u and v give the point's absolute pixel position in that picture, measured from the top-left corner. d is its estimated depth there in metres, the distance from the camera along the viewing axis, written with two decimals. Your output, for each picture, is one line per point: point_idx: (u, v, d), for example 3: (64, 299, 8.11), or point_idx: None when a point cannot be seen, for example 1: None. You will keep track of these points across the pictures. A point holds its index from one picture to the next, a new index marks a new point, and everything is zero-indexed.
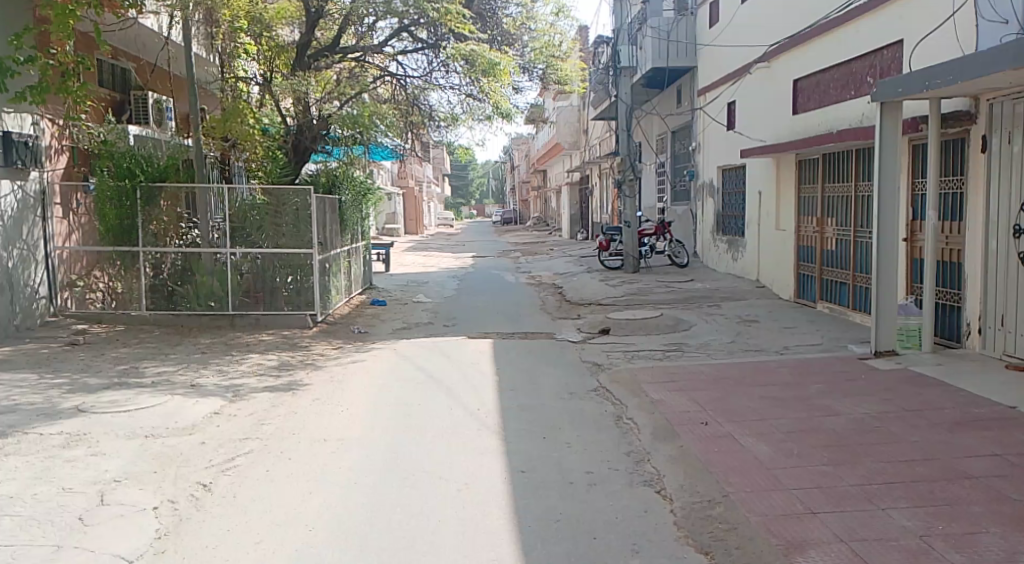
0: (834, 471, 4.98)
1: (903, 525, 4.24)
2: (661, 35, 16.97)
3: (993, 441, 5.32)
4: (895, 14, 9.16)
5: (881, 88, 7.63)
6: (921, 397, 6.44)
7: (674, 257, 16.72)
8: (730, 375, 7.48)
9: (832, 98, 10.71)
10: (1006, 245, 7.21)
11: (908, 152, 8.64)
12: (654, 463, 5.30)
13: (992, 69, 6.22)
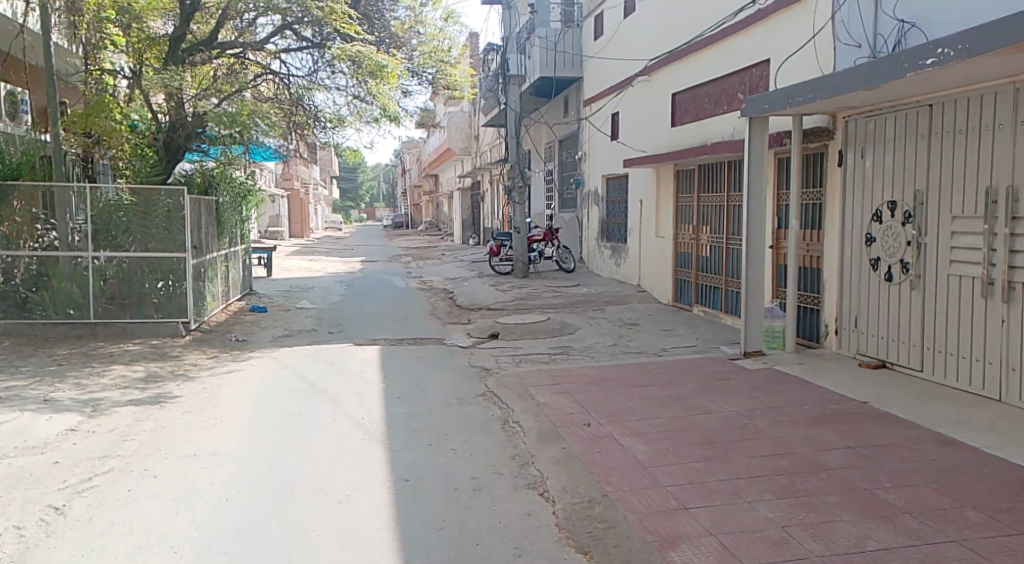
0: (707, 468, 5.20)
1: (768, 517, 4.47)
2: (549, 45, 17.26)
3: (848, 435, 5.69)
4: (763, 34, 9.65)
5: (750, 104, 8.03)
6: (786, 395, 6.81)
7: (562, 262, 16.98)
8: (612, 377, 7.68)
9: (706, 112, 11.17)
10: (860, 252, 7.71)
11: (775, 165, 9.14)
12: (539, 465, 5.39)
13: (847, 88, 6.65)
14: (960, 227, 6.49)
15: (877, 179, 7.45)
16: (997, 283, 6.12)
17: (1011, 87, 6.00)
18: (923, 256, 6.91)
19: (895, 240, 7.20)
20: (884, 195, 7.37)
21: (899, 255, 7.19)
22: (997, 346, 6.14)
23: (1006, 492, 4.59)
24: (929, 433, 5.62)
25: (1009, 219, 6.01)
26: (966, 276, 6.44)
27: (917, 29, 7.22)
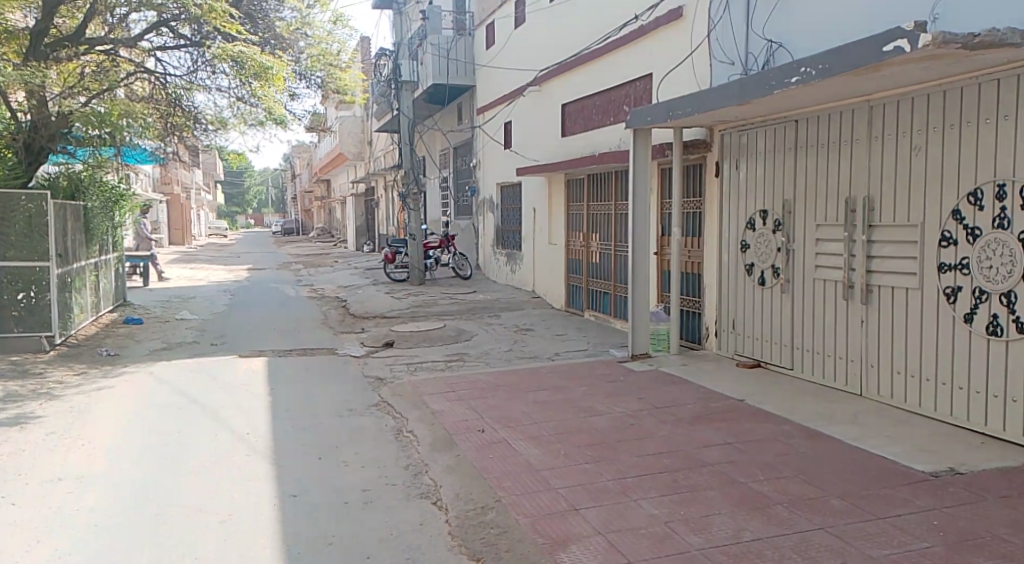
0: (596, 468, 5.37)
1: (652, 513, 4.65)
2: (441, 52, 17.22)
3: (726, 431, 6.00)
4: (646, 49, 10.01)
5: (633, 116, 8.33)
6: (671, 395, 7.10)
7: (459, 269, 17.06)
8: (506, 382, 7.80)
9: (594, 123, 11.49)
10: (736, 258, 8.13)
11: (658, 175, 9.51)
12: (432, 473, 5.43)
13: (721, 103, 7.02)
14: (824, 234, 6.93)
15: (751, 189, 7.87)
16: (856, 286, 6.56)
17: (865, 104, 6.45)
18: (792, 261, 7.34)
19: (768, 246, 7.62)
20: (757, 204, 7.79)
21: (771, 260, 7.61)
22: (858, 345, 6.58)
23: (867, 479, 4.93)
24: (800, 427, 5.97)
25: (865, 227, 6.45)
26: (829, 280, 6.88)
27: (784, 48, 7.69)
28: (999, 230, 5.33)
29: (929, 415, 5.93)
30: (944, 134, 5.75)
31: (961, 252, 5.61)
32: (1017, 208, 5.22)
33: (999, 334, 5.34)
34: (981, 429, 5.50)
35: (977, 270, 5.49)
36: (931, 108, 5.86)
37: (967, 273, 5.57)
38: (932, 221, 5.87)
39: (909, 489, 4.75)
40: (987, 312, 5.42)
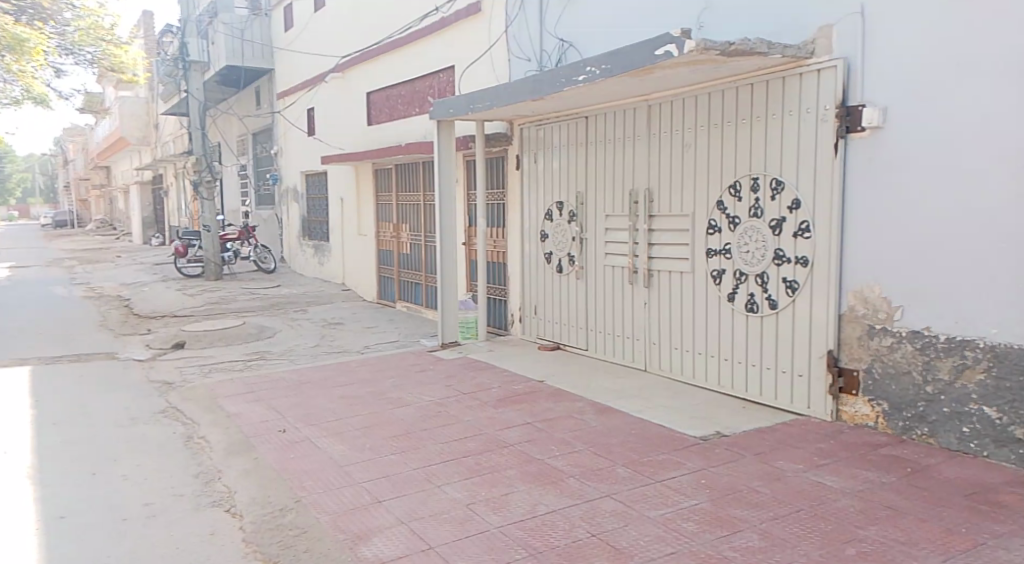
0: (400, 459, 5.46)
1: (453, 497, 4.81)
2: (234, 32, 16.54)
3: (527, 412, 6.30)
4: (447, 41, 10.18)
5: (436, 107, 8.46)
6: (476, 381, 7.34)
7: (261, 262, 16.50)
8: (310, 379, 7.70)
9: (399, 113, 11.52)
10: (536, 247, 8.52)
11: (464, 167, 9.74)
12: (225, 480, 5.29)
13: (517, 97, 7.31)
14: (612, 225, 7.42)
15: (548, 182, 8.26)
16: (640, 271, 7.10)
17: (645, 104, 6.98)
18: (585, 250, 7.81)
19: (564, 236, 8.05)
20: (554, 196, 8.20)
21: (567, 248, 8.04)
22: (643, 326, 7.13)
23: (648, 447, 5.39)
24: (593, 404, 6.39)
25: (647, 218, 6.99)
26: (617, 267, 7.39)
27: (574, 48, 8.14)
28: (754, 219, 5.98)
29: (703, 385, 6.55)
30: (709, 133, 6.34)
31: (725, 239, 6.22)
32: (767, 200, 5.87)
33: (756, 311, 5.99)
34: (744, 395, 6.17)
35: (737, 255, 6.12)
36: (699, 108, 6.44)
37: (729, 258, 6.19)
38: (701, 211, 6.45)
39: (684, 453, 5.24)
40: (746, 292, 6.07)
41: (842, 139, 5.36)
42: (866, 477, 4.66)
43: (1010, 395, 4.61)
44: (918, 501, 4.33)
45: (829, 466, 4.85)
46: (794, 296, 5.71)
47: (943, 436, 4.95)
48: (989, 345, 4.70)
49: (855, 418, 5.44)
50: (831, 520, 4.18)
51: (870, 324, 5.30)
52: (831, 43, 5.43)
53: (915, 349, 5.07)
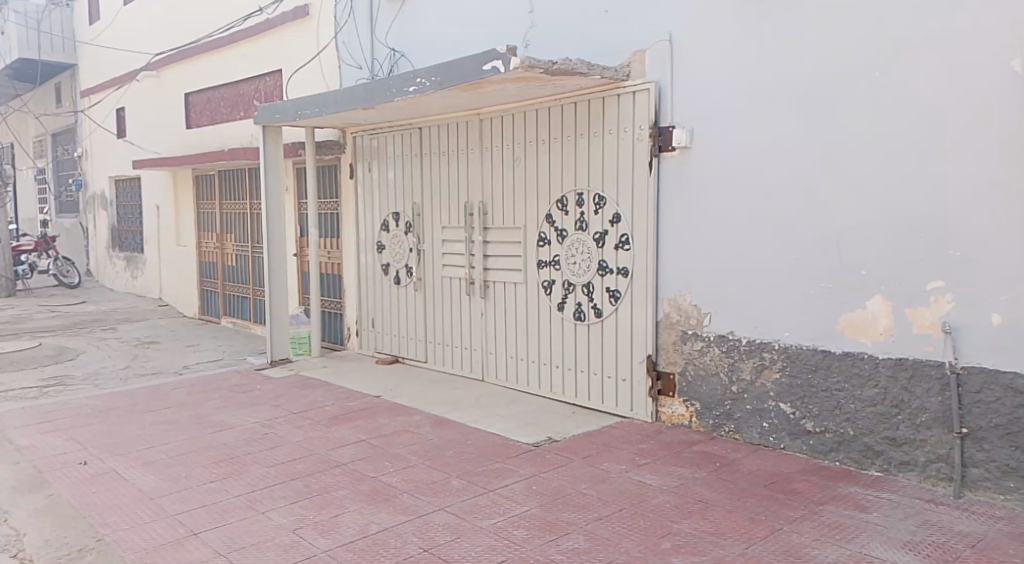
0: (221, 487, 5.26)
1: (278, 523, 4.69)
2: (28, 22, 15.43)
3: (360, 429, 6.27)
4: (271, 44, 9.90)
5: (261, 112, 8.20)
6: (307, 399, 7.20)
7: (63, 276, 15.27)
8: (120, 405, 7.25)
9: (221, 117, 11.07)
10: (372, 258, 8.47)
11: (294, 175, 9.52)
12: (14, 522, 4.89)
13: (345, 106, 7.21)
14: (448, 236, 7.51)
15: (383, 192, 8.24)
16: (476, 282, 7.23)
17: (477, 117, 7.12)
18: (422, 261, 7.85)
19: (401, 247, 8.06)
20: (389, 206, 8.19)
21: (403, 259, 8.05)
22: (479, 336, 7.27)
23: (481, 457, 5.51)
24: (429, 417, 6.45)
25: (481, 229, 7.13)
26: (454, 277, 7.49)
27: (406, 59, 8.15)
28: (580, 232, 6.26)
29: (536, 392, 6.77)
30: (538, 148, 6.57)
31: (554, 251, 6.46)
32: (592, 213, 6.16)
33: (584, 320, 6.27)
34: (574, 401, 6.44)
35: (566, 266, 6.38)
36: (527, 124, 6.65)
37: (559, 269, 6.44)
38: (532, 223, 6.67)
39: (516, 461, 5.41)
40: (574, 301, 6.34)
41: (656, 157, 5.72)
42: (681, 473, 5.02)
43: (801, 392, 5.11)
44: (726, 493, 4.72)
45: (648, 465, 5.17)
46: (617, 305, 6.04)
47: (747, 431, 5.41)
48: (783, 346, 5.18)
49: (673, 418, 5.83)
50: (650, 517, 4.47)
51: (683, 329, 5.70)
52: (644, 67, 5.80)
53: (722, 351, 5.51)
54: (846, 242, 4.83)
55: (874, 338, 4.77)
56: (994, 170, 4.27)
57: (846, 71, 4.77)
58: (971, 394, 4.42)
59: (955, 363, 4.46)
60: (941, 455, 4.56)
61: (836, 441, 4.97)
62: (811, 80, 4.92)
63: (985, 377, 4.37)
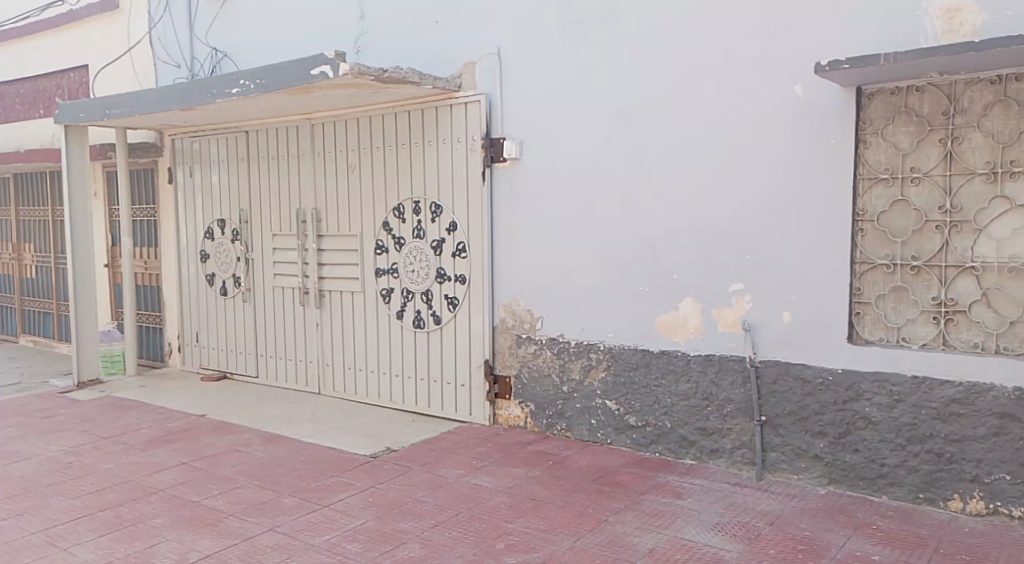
0: (17, 524, 4.86)
1: (85, 559, 4.39)
2: None
3: (181, 451, 5.98)
4: (74, 37, 9.19)
5: (64, 110, 7.60)
6: (120, 422, 6.78)
7: None
8: None
9: (16, 114, 10.14)
10: (196, 268, 8.09)
11: (104, 179, 8.90)
12: None
13: (161, 106, 6.81)
14: (278, 244, 7.31)
15: (207, 198, 7.89)
16: (310, 292, 7.08)
17: (307, 122, 6.98)
18: (251, 270, 7.59)
19: (227, 256, 7.75)
20: (213, 213, 7.85)
21: (230, 269, 7.75)
22: (315, 348, 7.13)
23: (315, 472, 5.43)
24: (259, 434, 6.27)
25: (315, 237, 6.99)
26: (286, 287, 7.29)
27: (228, 59, 7.83)
28: (417, 240, 6.29)
29: (375, 402, 6.74)
30: (371, 155, 6.54)
31: (392, 259, 6.45)
32: (429, 221, 6.22)
33: (423, 327, 6.32)
34: (415, 409, 6.47)
35: (404, 274, 6.39)
36: (358, 131, 6.61)
37: (397, 276, 6.44)
38: (368, 232, 6.63)
39: (352, 474, 5.37)
40: (414, 309, 6.36)
41: (489, 167, 5.87)
42: (516, 473, 5.19)
43: (624, 389, 5.42)
44: (558, 490, 4.93)
45: (485, 468, 5.31)
46: (455, 312, 6.14)
47: (577, 429, 5.67)
48: (608, 347, 5.48)
49: (510, 421, 6.01)
50: (485, 519, 4.60)
51: (519, 333, 5.89)
52: (475, 79, 5.92)
53: (554, 354, 5.74)
54: (661, 250, 5.18)
55: (686, 337, 5.15)
56: (784, 184, 4.72)
57: (658, 91, 5.11)
58: (768, 384, 4.88)
59: (755, 357, 4.90)
60: (745, 442, 5.00)
61: (655, 434, 5.32)
62: (628, 98, 5.24)
63: (779, 369, 4.84)
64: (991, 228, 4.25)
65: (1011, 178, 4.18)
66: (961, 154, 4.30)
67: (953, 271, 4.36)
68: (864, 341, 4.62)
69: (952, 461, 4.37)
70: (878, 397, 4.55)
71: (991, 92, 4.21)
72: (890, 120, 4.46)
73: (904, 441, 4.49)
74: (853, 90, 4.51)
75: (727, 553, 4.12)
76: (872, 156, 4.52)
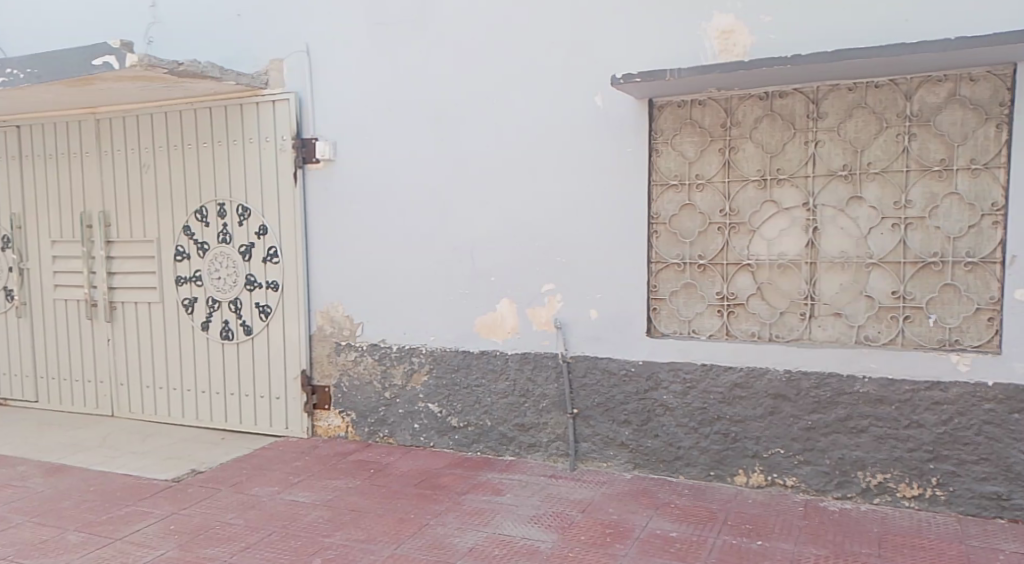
0: None
1: None
2: None
3: None
4: None
5: None
6: None
7: None
8: None
9: None
10: None
11: None
12: None
13: None
14: (59, 252, 6.61)
15: None
16: (99, 304, 6.47)
17: (91, 117, 6.39)
18: (26, 282, 6.82)
19: None
20: None
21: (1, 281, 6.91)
22: (106, 365, 6.54)
23: (106, 503, 4.98)
24: (39, 465, 5.64)
25: (104, 243, 6.40)
26: (70, 300, 6.62)
27: None
28: (223, 245, 5.97)
29: (179, 422, 6.29)
30: (168, 154, 6.11)
31: (195, 266, 6.07)
32: (235, 225, 5.92)
33: (231, 339, 6.00)
34: (224, 426, 6.12)
35: (209, 282, 6.03)
36: (154, 128, 6.15)
37: (200, 285, 6.06)
38: (166, 237, 6.18)
39: (151, 501, 4.99)
40: (221, 319, 6.02)
41: (300, 169, 5.69)
42: (335, 485, 5.07)
43: (446, 391, 5.47)
44: (378, 498, 4.88)
45: (301, 483, 5.14)
46: (267, 320, 5.89)
47: (400, 434, 5.65)
48: (429, 350, 5.51)
49: (329, 431, 5.86)
50: (300, 536, 4.46)
51: (337, 341, 5.77)
52: (282, 76, 5.73)
53: (374, 359, 5.67)
54: (479, 253, 5.30)
55: (504, 337, 5.30)
56: (590, 190, 5.00)
57: (472, 97, 5.23)
58: (578, 378, 5.14)
59: (566, 354, 5.15)
60: (559, 434, 5.23)
61: (477, 433, 5.43)
62: (440, 102, 5.31)
63: (589, 363, 5.11)
64: (762, 230, 4.76)
65: (778, 184, 4.70)
66: (737, 163, 4.77)
67: (733, 268, 4.83)
68: (660, 334, 5.00)
69: (737, 440, 4.84)
70: (673, 385, 4.94)
71: (760, 107, 4.71)
72: (678, 131, 4.86)
73: (698, 424, 4.91)
74: (645, 102, 4.87)
75: (542, 544, 4.29)
76: (664, 163, 4.90)
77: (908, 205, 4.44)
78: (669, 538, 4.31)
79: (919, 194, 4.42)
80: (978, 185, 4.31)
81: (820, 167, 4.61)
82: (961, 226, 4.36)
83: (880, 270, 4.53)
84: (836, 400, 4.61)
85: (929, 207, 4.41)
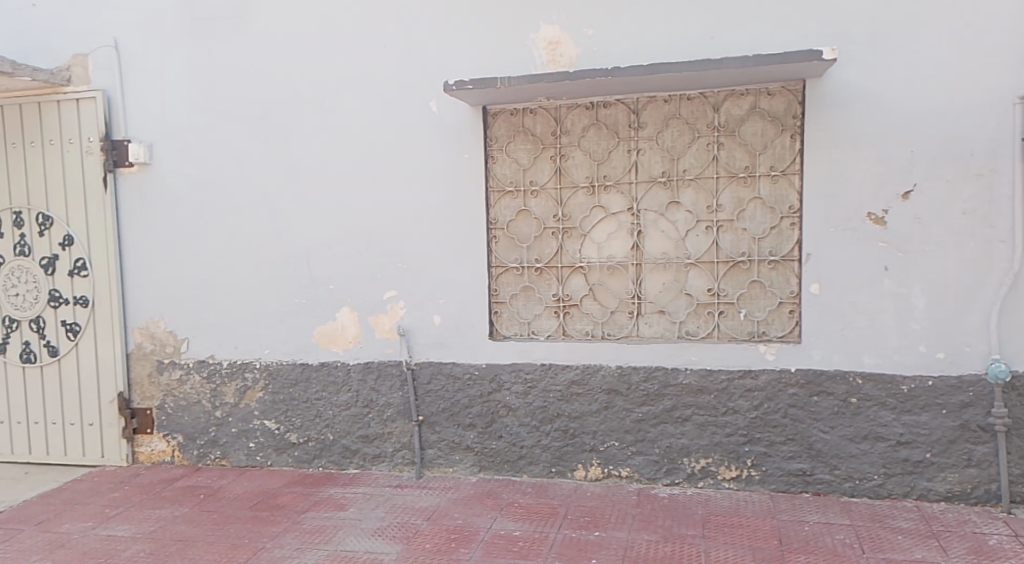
0: None
1: None
2: None
3: None
4: None
5: None
6: None
7: None
8: None
9: None
10: None
11: None
12: None
13: None
14: None
15: None
16: None
17: None
18: None
19: None
20: None
21: None
22: None
23: None
24: None
25: None
26: None
27: None
28: (21, 257, 5.37)
29: None
30: None
31: None
32: (35, 235, 5.35)
33: (34, 361, 5.40)
34: (28, 459, 5.49)
35: (5, 299, 5.40)
36: None
37: None
38: None
39: None
40: (20, 340, 5.42)
41: (111, 173, 5.24)
42: (158, 516, 4.69)
43: (283, 406, 5.24)
44: (208, 525, 4.57)
45: (119, 516, 4.71)
46: (75, 340, 5.36)
47: (233, 455, 5.33)
48: (264, 365, 5.24)
49: (152, 458, 5.42)
50: None
51: (159, 359, 5.35)
52: (87, 73, 5.25)
53: (202, 378, 5.32)
54: (315, 261, 5.12)
55: (345, 347, 5.16)
56: (429, 196, 4.99)
57: (301, 100, 5.05)
58: (422, 385, 5.10)
59: (410, 361, 5.09)
60: (404, 443, 5.16)
61: (318, 448, 5.24)
62: (267, 105, 5.09)
63: (432, 369, 5.09)
64: (593, 233, 4.96)
65: (605, 190, 4.92)
66: (567, 170, 4.95)
67: (568, 271, 5.00)
68: (502, 337, 5.07)
69: (575, 436, 5.01)
70: (514, 387, 5.03)
71: (586, 117, 4.91)
72: (511, 138, 4.96)
73: (538, 423, 5.03)
74: (479, 109, 4.93)
75: (386, 556, 4.21)
76: (499, 170, 4.98)
77: (719, 209, 4.80)
78: (513, 538, 4.37)
79: (729, 198, 4.79)
80: (777, 191, 4.73)
81: (642, 174, 4.87)
82: (764, 227, 4.76)
83: (697, 270, 4.86)
84: (662, 392, 4.89)
85: (737, 210, 4.78)
